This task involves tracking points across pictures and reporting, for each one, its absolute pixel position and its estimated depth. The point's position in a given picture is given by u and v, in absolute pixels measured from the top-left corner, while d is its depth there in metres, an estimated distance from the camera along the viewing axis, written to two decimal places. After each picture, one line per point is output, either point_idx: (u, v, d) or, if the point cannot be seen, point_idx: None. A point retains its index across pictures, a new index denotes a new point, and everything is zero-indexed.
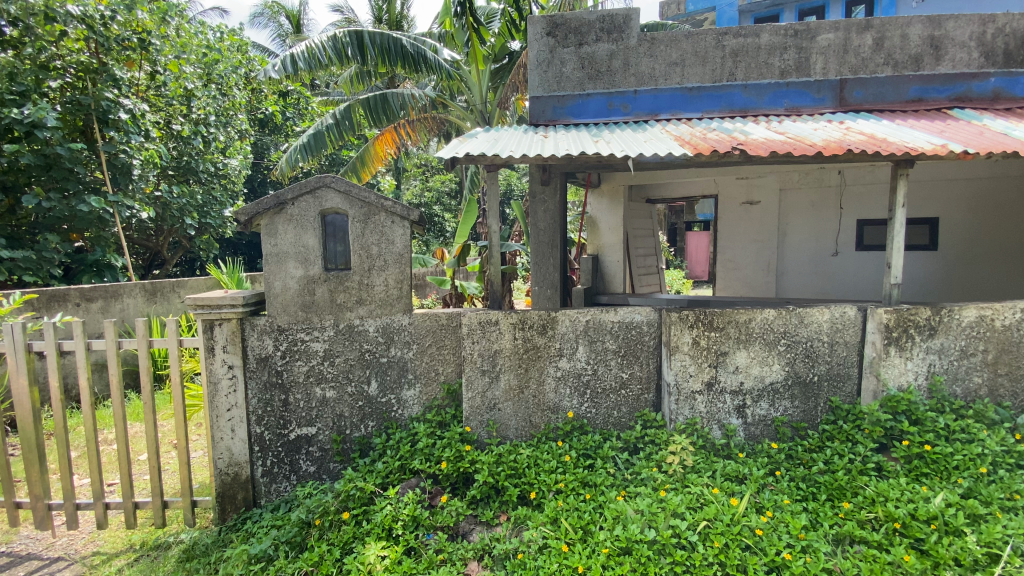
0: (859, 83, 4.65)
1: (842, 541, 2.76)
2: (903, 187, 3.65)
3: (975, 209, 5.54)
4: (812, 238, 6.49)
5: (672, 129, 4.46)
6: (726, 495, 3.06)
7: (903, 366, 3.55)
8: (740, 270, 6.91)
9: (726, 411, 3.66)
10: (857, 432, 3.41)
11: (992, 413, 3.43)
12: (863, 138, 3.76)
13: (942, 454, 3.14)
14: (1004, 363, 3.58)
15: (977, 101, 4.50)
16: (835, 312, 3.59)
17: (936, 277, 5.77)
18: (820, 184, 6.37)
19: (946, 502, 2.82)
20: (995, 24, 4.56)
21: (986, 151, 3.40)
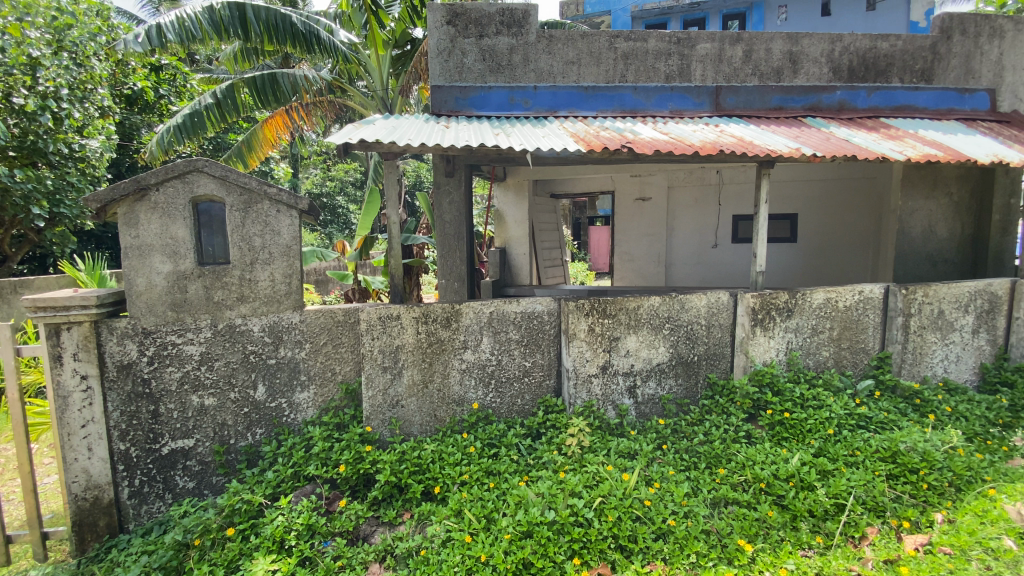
0: (732, 91, 5.09)
1: (718, 503, 3.06)
2: (765, 185, 4.10)
3: (825, 206, 6.40)
4: (696, 232, 7.09)
5: (569, 125, 4.61)
6: (619, 471, 3.24)
7: (767, 343, 3.98)
8: (635, 262, 7.40)
9: (619, 392, 3.88)
10: (731, 405, 3.80)
11: (837, 382, 3.97)
12: (734, 140, 4.16)
13: (798, 420, 3.59)
14: (846, 338, 4.15)
15: (826, 111, 5.11)
16: (711, 297, 3.95)
17: (794, 265, 6.61)
18: (702, 182, 6.96)
19: (801, 461, 3.22)
20: (841, 44, 5.21)
21: (829, 156, 3.92)
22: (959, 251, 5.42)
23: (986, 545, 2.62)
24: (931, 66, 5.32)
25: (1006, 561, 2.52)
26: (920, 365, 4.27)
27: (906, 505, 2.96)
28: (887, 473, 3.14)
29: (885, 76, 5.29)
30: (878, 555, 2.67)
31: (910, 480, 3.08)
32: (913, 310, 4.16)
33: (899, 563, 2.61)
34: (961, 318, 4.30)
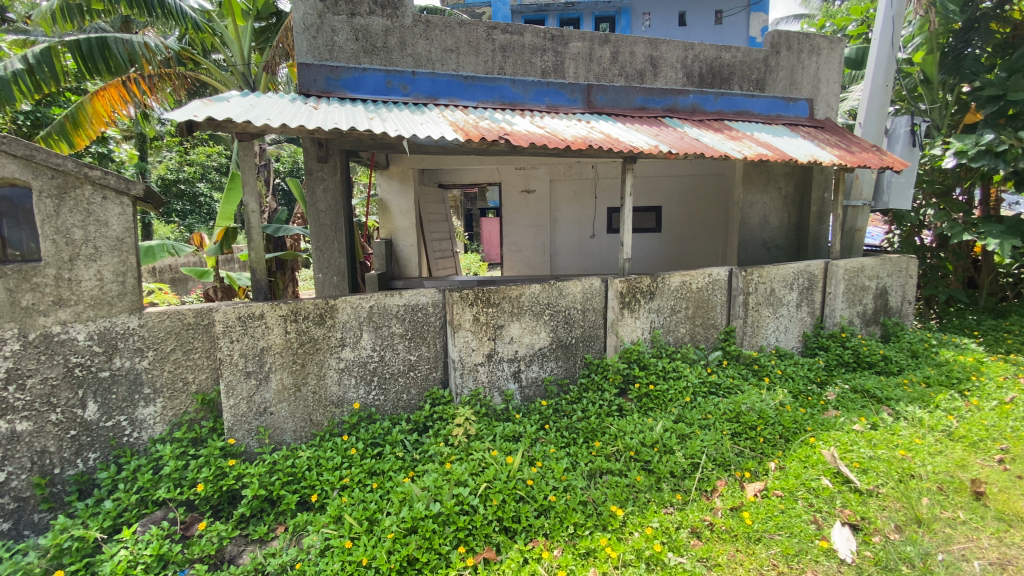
0: (602, 90, 5.43)
1: (594, 474, 3.27)
2: (630, 179, 4.45)
3: (682, 200, 7.12)
4: (576, 223, 7.47)
5: (449, 113, 4.55)
6: (504, 455, 3.30)
7: (634, 323, 4.34)
8: (522, 252, 7.58)
9: (504, 378, 3.96)
10: (604, 381, 4.08)
11: (693, 354, 4.46)
12: (602, 136, 4.42)
13: (661, 391, 3.97)
14: (699, 315, 4.67)
15: (682, 113, 5.67)
16: (585, 283, 4.18)
17: (659, 253, 7.28)
18: (580, 176, 7.32)
19: (664, 428, 3.57)
20: (692, 52, 5.77)
21: (682, 153, 4.35)
22: (787, 239, 6.37)
23: (808, 486, 3.10)
24: (764, 77, 6.11)
25: (824, 497, 3.02)
26: (758, 336, 4.95)
27: (747, 457, 3.39)
28: (733, 431, 3.59)
29: (729, 83, 5.97)
30: (726, 504, 3.03)
31: (750, 435, 3.55)
32: (751, 289, 4.80)
33: (742, 510, 2.98)
34: (788, 294, 5.05)
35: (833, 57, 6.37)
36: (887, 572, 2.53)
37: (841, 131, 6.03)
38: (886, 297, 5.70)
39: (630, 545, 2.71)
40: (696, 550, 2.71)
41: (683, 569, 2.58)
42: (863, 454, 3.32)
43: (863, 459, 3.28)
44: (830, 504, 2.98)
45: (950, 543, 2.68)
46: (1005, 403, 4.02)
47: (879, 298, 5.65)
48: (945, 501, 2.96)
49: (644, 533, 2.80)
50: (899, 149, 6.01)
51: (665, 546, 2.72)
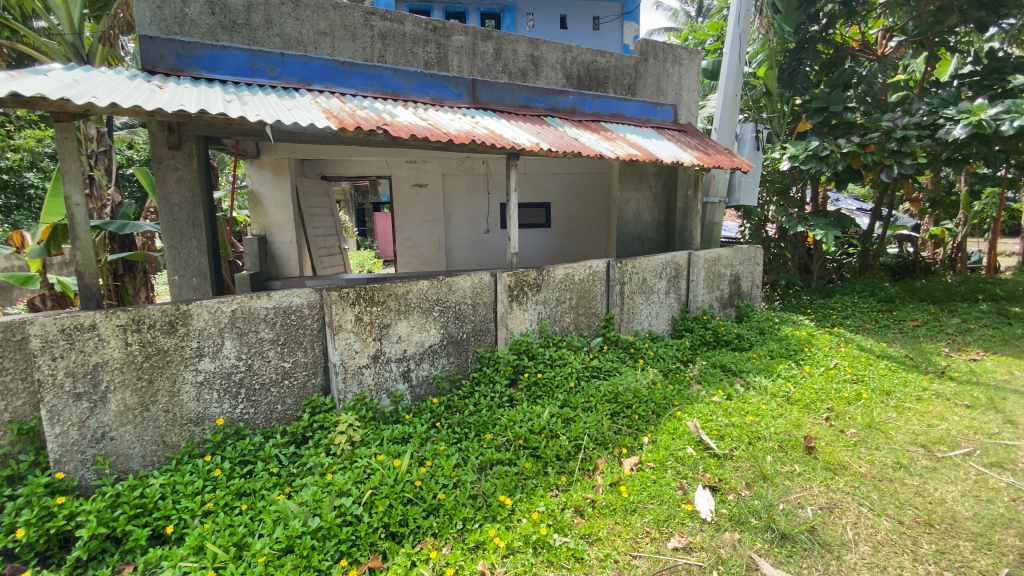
0: (486, 85, 5.46)
1: (484, 467, 3.22)
2: (514, 174, 4.53)
3: (568, 196, 7.46)
4: (469, 218, 7.48)
5: (322, 101, 4.26)
6: (391, 458, 3.13)
7: (522, 315, 4.45)
8: (417, 248, 7.33)
9: (393, 379, 3.81)
10: (496, 373, 4.11)
11: (577, 341, 4.68)
12: (486, 132, 4.43)
13: (548, 378, 4.09)
14: (582, 306, 4.92)
15: (563, 112, 5.90)
16: (474, 278, 4.19)
17: (549, 247, 7.53)
18: (472, 172, 7.37)
19: (551, 413, 3.66)
20: (571, 54, 5.98)
21: (562, 151, 4.52)
22: (658, 234, 6.98)
23: (676, 455, 3.34)
24: (635, 82, 6.57)
25: (689, 464, 3.26)
26: (633, 322, 5.35)
27: (625, 435, 3.59)
28: (611, 411, 3.81)
29: (604, 86, 6.31)
30: (607, 480, 3.14)
31: (627, 414, 3.79)
32: (625, 279, 5.18)
33: (620, 484, 3.11)
34: (658, 282, 5.52)
35: (692, 67, 7.04)
36: (740, 525, 2.75)
37: (700, 135, 6.69)
38: (738, 282, 6.47)
39: (518, 532, 2.69)
40: (579, 528, 2.75)
41: (567, 549, 2.60)
42: (720, 422, 3.69)
43: (720, 426, 3.63)
44: (694, 470, 3.20)
45: (789, 493, 2.99)
46: (829, 369, 4.75)
47: (733, 283, 6.39)
48: (785, 457, 3.34)
49: (531, 518, 2.80)
50: (747, 153, 6.81)
51: (550, 528, 2.73)
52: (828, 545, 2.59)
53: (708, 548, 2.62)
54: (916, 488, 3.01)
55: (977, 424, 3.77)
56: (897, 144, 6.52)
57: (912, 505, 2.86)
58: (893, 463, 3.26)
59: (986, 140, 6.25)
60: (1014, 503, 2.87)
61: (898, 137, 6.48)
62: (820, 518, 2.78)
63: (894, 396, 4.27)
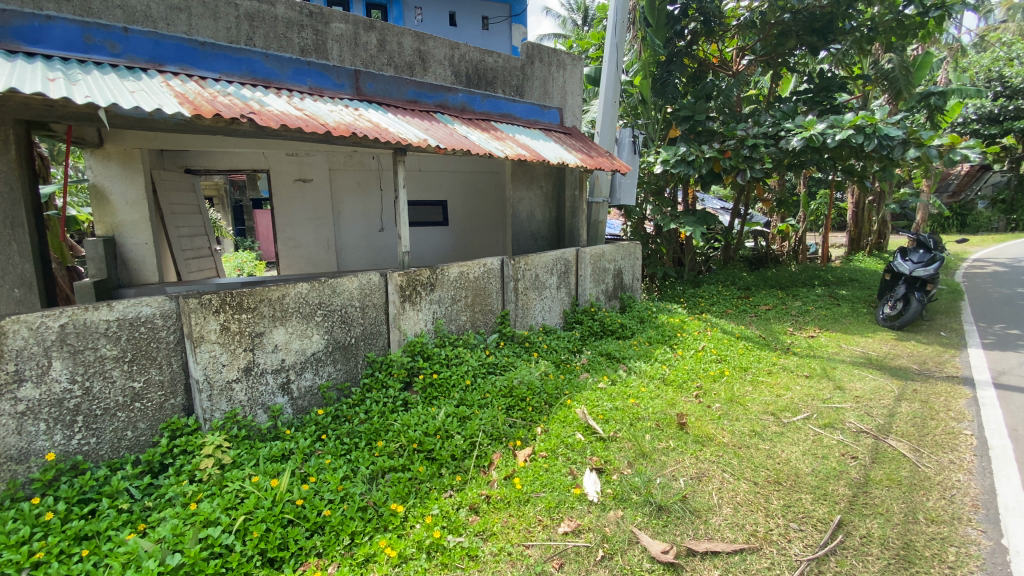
0: (370, 77, 5.07)
1: (375, 477, 3.06)
2: (401, 170, 4.42)
3: (463, 194, 7.43)
4: (360, 216, 7.14)
5: (176, 84, 3.77)
6: (268, 479, 2.87)
7: (416, 316, 4.34)
8: (302, 248, 6.80)
9: (269, 392, 3.50)
10: (389, 377, 3.95)
11: (473, 339, 4.66)
12: (369, 125, 4.24)
13: (444, 377, 4.02)
14: (478, 304, 4.93)
15: (453, 110, 5.73)
16: (361, 279, 3.98)
17: (447, 246, 7.43)
18: (361, 167, 7.03)
19: (446, 414, 3.60)
20: (459, 51, 5.94)
21: (450, 148, 4.46)
22: (551, 232, 7.26)
23: (566, 442, 3.47)
24: (522, 84, 6.71)
25: (578, 449, 3.40)
26: (527, 316, 5.48)
27: (519, 427, 3.64)
28: (506, 405, 3.84)
29: (493, 86, 6.37)
30: (501, 474, 3.16)
31: (521, 407, 3.86)
32: (519, 276, 5.28)
33: (514, 477, 3.14)
34: (550, 278, 5.72)
35: (575, 72, 7.37)
36: (623, 502, 2.91)
37: (584, 138, 7.04)
38: (621, 276, 6.94)
39: (410, 539, 2.61)
40: (473, 526, 2.73)
41: (461, 548, 2.57)
42: (606, 407, 3.93)
43: (606, 411, 3.85)
44: (583, 454, 3.35)
45: (665, 467, 3.24)
46: (698, 351, 5.27)
47: (616, 277, 6.84)
48: (661, 435, 3.62)
49: (424, 523, 2.72)
50: (626, 156, 7.32)
51: (444, 530, 2.68)
52: (697, 511, 2.82)
53: (595, 528, 2.72)
54: (767, 451, 3.42)
55: (814, 392, 4.40)
56: (749, 151, 7.40)
57: (765, 467, 3.23)
58: (749, 431, 3.68)
59: (817, 149, 7.32)
60: (843, 457, 3.36)
61: (749, 144, 7.36)
62: (690, 487, 3.04)
63: (750, 371, 4.86)
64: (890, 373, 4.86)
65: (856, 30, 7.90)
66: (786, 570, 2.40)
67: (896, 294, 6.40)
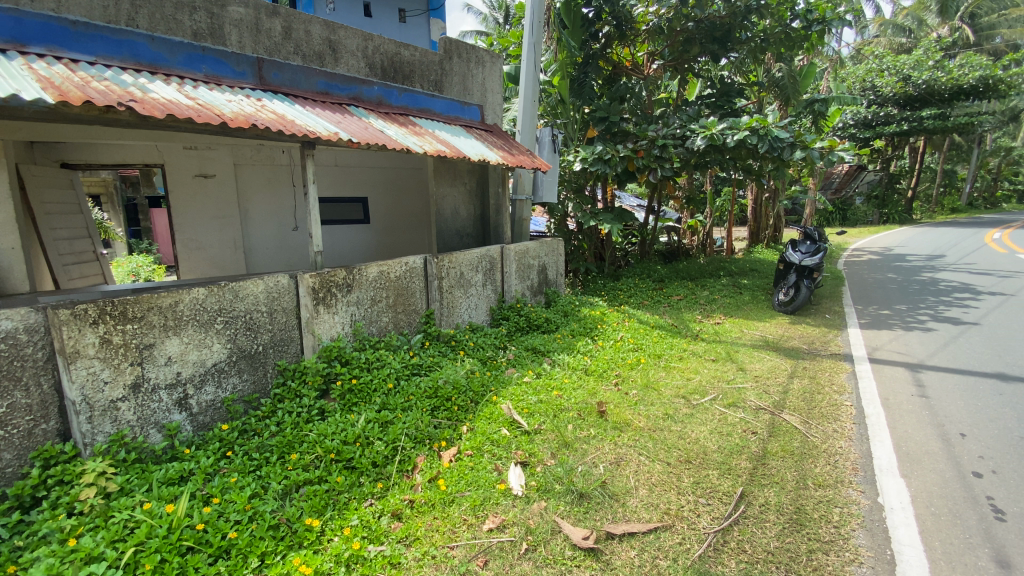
0: (275, 66, 4.78)
1: (289, 492, 2.88)
2: (311, 166, 4.26)
3: (385, 191, 7.20)
4: (272, 214, 6.70)
5: (39, 66, 3.31)
6: (163, 505, 2.61)
7: (331, 320, 4.14)
8: (206, 250, 6.20)
9: (164, 410, 3.20)
10: (302, 386, 3.73)
11: (395, 341, 4.53)
12: (273, 116, 3.99)
13: (363, 383, 3.86)
14: (400, 303, 4.80)
15: (368, 103, 5.53)
16: (268, 282, 3.72)
17: (369, 245, 7.15)
18: (272, 162, 6.58)
19: (366, 420, 3.47)
20: (373, 43, 5.74)
21: (364, 143, 4.30)
22: (476, 229, 7.24)
23: (491, 439, 3.47)
24: (441, 79, 6.61)
25: (503, 444, 3.42)
26: (453, 315, 5.42)
27: (444, 428, 3.59)
28: (431, 406, 3.77)
29: (410, 80, 6.22)
30: (425, 477, 3.09)
31: (446, 406, 3.81)
32: (443, 274, 5.21)
33: (439, 479, 3.09)
34: (475, 276, 5.70)
35: (494, 70, 7.38)
36: (546, 493, 2.96)
37: (505, 136, 7.08)
38: (546, 272, 7.07)
39: (328, 553, 2.48)
40: (395, 533, 2.65)
41: (383, 557, 2.49)
42: (530, 401, 3.98)
43: (530, 405, 3.91)
44: (508, 449, 3.37)
45: (586, 455, 3.34)
46: (617, 341, 5.51)
47: (541, 273, 6.96)
48: (582, 423, 3.74)
49: (342, 535, 2.60)
50: (546, 154, 7.46)
51: (364, 540, 2.58)
52: (615, 495, 2.94)
53: (519, 522, 2.74)
54: (679, 433, 3.64)
55: (720, 374, 4.74)
56: (659, 151, 7.82)
57: (677, 448, 3.42)
58: (663, 414, 3.90)
59: (719, 150, 7.88)
60: (745, 433, 3.65)
61: (660, 145, 7.77)
62: (609, 472, 3.16)
63: (663, 357, 5.15)
64: (784, 353, 5.35)
65: (750, 40, 8.57)
66: (695, 544, 2.56)
67: (788, 282, 7.06)
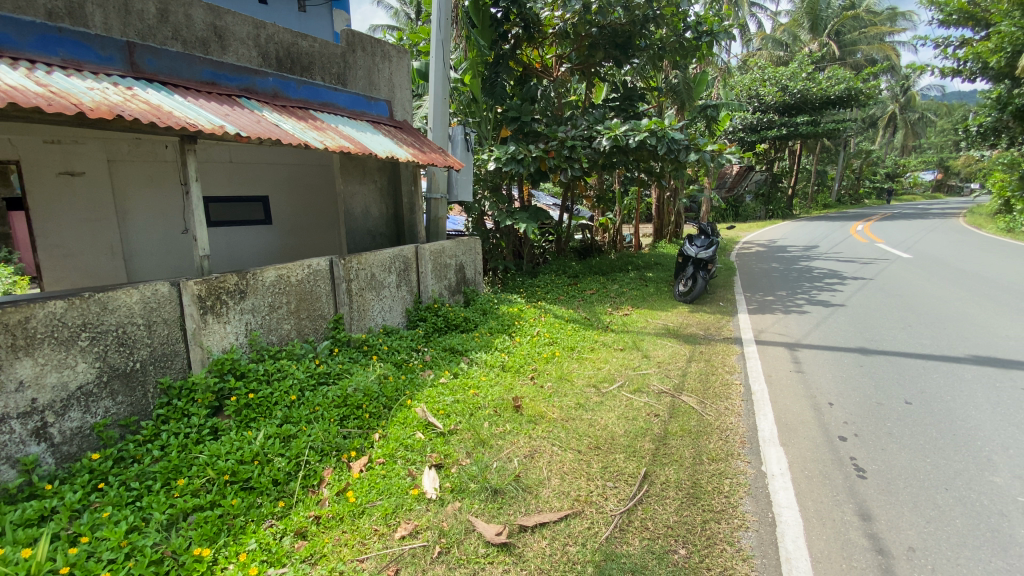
0: (149, 51, 4.28)
1: (175, 522, 2.63)
2: (191, 161, 3.94)
3: (289, 189, 6.79)
4: (157, 216, 6.01)
5: None
6: (18, 550, 2.27)
7: (222, 330, 3.83)
8: (76, 257, 5.47)
9: (17, 442, 2.80)
10: (191, 405, 3.41)
11: (299, 349, 4.28)
12: (144, 107, 3.61)
13: (262, 397, 3.60)
14: (303, 309, 4.54)
15: (262, 95, 5.15)
16: (144, 291, 3.36)
17: (273, 246, 6.71)
18: (154, 158, 5.90)
19: (266, 436, 3.24)
20: (265, 31, 5.36)
21: (254, 138, 4.01)
22: (388, 229, 7.04)
23: (404, 445, 3.38)
24: (344, 72, 6.34)
25: (417, 449, 3.35)
26: (364, 318, 5.23)
27: (354, 438, 3.45)
28: (340, 416, 3.61)
29: (310, 72, 5.89)
30: (333, 490, 2.96)
31: (356, 415, 3.66)
32: (351, 277, 4.99)
33: (347, 491, 2.96)
34: (387, 277, 5.53)
35: (401, 65, 7.19)
36: (460, 494, 2.94)
37: (415, 133, 6.94)
38: (463, 271, 7.02)
39: None
40: (299, 552, 2.50)
41: None
42: (446, 402, 3.93)
43: (445, 406, 3.86)
44: (422, 453, 3.31)
45: (501, 450, 3.37)
46: (533, 336, 5.62)
47: (458, 272, 6.90)
48: (498, 419, 3.76)
49: (238, 562, 2.42)
50: (460, 153, 7.39)
51: (264, 565, 2.42)
52: (528, 487, 2.99)
53: (432, 526, 2.70)
54: (589, 420, 3.79)
55: (627, 362, 5.00)
56: (569, 151, 8.06)
57: (587, 435, 3.56)
58: (575, 404, 4.04)
59: (624, 150, 8.29)
60: (648, 416, 3.87)
61: (569, 145, 8.01)
62: (523, 465, 3.21)
63: (576, 349, 5.33)
64: (684, 340, 5.76)
65: (649, 48, 9.11)
66: (603, 527, 2.68)
67: (687, 273, 7.61)
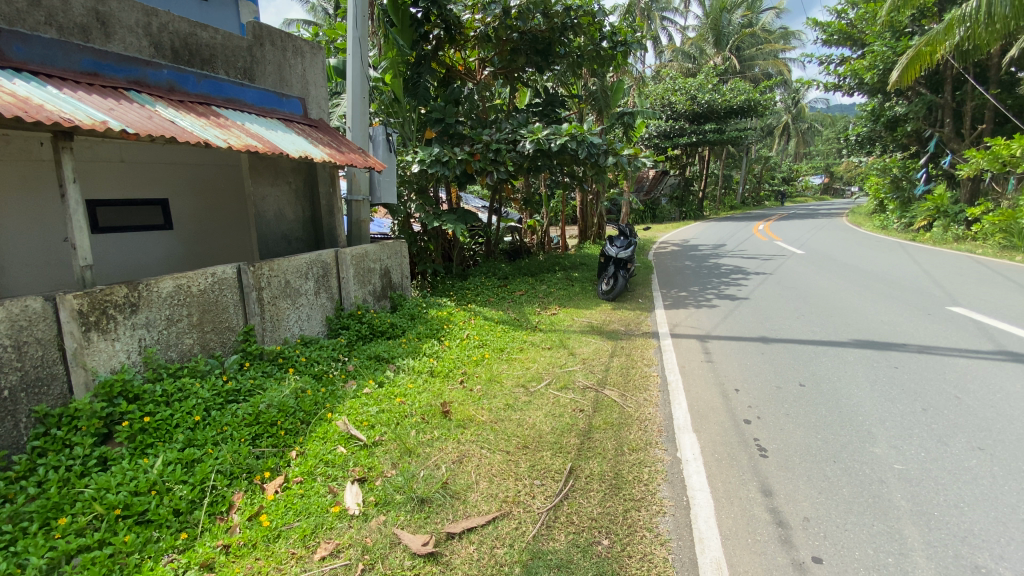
0: (16, 37, 3.77)
1: (57, 567, 2.33)
2: (69, 160, 3.51)
3: (192, 191, 6.29)
4: (33, 221, 5.32)
5: None
6: None
7: (110, 349, 3.45)
8: None
9: None
10: (74, 434, 3.03)
11: (203, 365, 3.95)
12: (8, 99, 3.18)
13: (160, 420, 3.28)
14: (208, 321, 4.20)
15: (156, 88, 4.71)
16: (11, 308, 2.95)
17: (176, 254, 6.19)
18: (28, 156, 5.21)
19: (165, 462, 2.97)
20: (157, 19, 4.91)
21: (145, 135, 3.65)
22: (306, 232, 6.71)
23: (324, 461, 3.23)
24: (250, 67, 5.95)
25: (338, 464, 3.21)
26: (279, 329, 4.93)
27: (267, 457, 3.23)
28: (252, 435, 3.37)
29: (211, 65, 5.48)
30: (244, 515, 2.76)
31: (270, 433, 3.44)
32: (262, 284, 4.68)
33: (261, 515, 2.77)
34: (304, 284, 5.24)
35: (316, 62, 6.88)
36: (384, 506, 2.85)
37: (333, 133, 6.66)
38: (388, 275, 6.83)
39: None
40: None
41: None
42: (370, 412, 3.80)
43: (369, 417, 3.73)
44: (343, 468, 3.17)
45: (429, 458, 3.31)
46: (462, 339, 5.58)
47: (383, 277, 6.70)
48: (426, 427, 3.69)
49: None
50: (381, 154, 7.19)
51: None
52: (456, 494, 2.96)
53: (355, 543, 2.60)
54: (518, 420, 3.83)
55: (554, 361, 5.11)
56: (494, 154, 8.11)
57: (515, 436, 3.60)
58: (504, 404, 4.07)
59: (547, 154, 8.47)
60: (574, 411, 3.98)
61: (494, 148, 8.04)
62: (450, 472, 3.17)
63: (506, 350, 5.37)
64: (607, 336, 5.98)
65: (569, 55, 9.38)
66: (530, 525, 2.72)
67: (609, 273, 7.91)
